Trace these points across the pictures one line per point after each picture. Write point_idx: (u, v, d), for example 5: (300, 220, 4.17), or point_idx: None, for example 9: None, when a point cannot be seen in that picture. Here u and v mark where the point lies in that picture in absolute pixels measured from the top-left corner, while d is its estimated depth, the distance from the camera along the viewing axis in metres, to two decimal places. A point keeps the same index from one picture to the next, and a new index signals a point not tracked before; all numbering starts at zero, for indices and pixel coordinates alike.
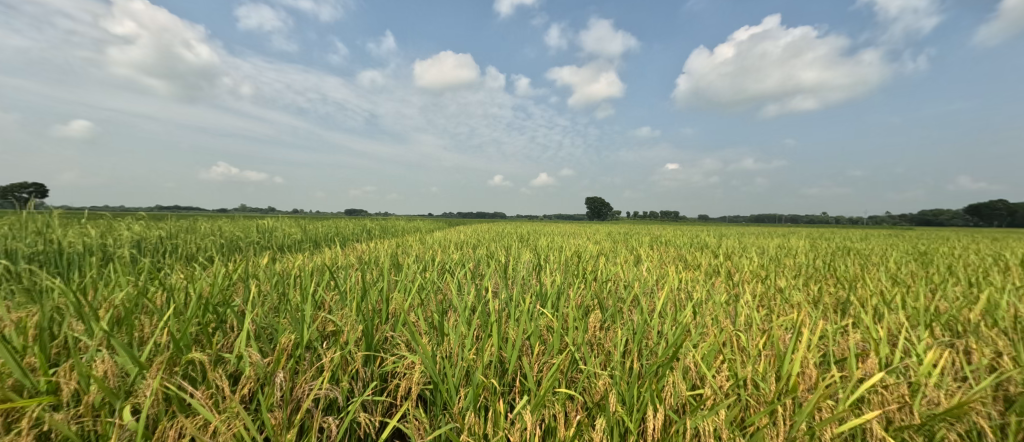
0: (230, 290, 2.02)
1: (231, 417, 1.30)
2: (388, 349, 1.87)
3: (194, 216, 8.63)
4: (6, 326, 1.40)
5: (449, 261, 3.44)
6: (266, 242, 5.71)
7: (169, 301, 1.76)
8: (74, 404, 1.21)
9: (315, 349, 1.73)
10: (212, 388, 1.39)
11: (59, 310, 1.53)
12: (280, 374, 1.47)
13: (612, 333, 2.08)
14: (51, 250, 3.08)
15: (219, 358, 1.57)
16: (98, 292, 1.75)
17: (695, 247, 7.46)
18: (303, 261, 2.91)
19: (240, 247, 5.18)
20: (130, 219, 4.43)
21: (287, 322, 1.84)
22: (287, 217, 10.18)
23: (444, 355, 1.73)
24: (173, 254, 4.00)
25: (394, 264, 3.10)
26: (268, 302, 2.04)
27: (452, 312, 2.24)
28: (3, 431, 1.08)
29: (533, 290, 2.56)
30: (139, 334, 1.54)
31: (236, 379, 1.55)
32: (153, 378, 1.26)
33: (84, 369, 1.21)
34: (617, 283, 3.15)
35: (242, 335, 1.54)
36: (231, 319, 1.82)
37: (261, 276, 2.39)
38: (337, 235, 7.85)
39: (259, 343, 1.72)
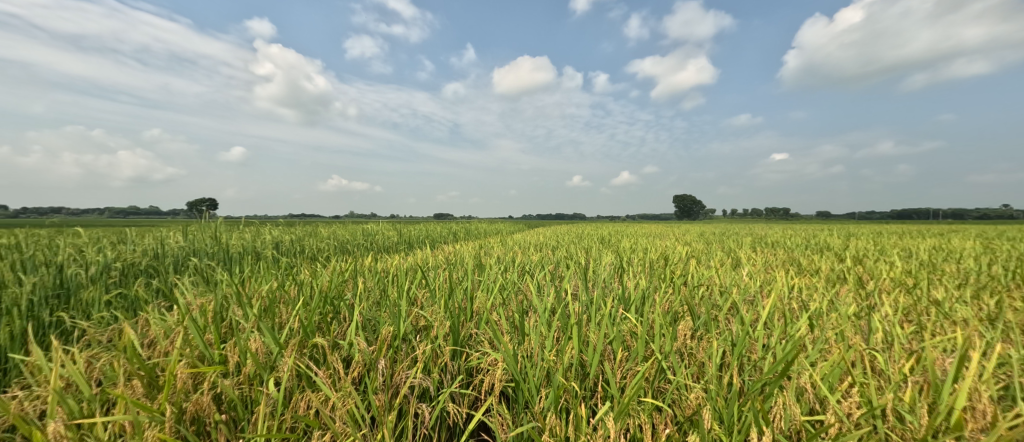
0: (343, 285, 2.33)
1: (345, 396, 1.50)
2: (473, 346, 2.01)
3: (312, 221, 10.01)
4: (193, 310, 1.81)
5: (529, 263, 3.54)
6: (370, 244, 6.38)
7: (300, 293, 2.09)
8: (236, 374, 1.52)
9: (410, 341, 1.92)
10: (330, 370, 1.62)
11: (226, 298, 1.93)
12: (382, 361, 1.67)
13: (706, 343, 1.96)
14: (218, 249, 3.84)
15: (335, 344, 1.83)
16: (251, 285, 2.16)
17: (811, 249, 6.62)
18: (399, 261, 3.23)
19: (349, 248, 5.88)
20: (271, 224, 5.32)
21: (388, 316, 2.06)
22: (385, 222, 11.27)
23: (526, 354, 1.81)
24: (299, 254, 4.70)
25: (477, 264, 3.29)
26: (372, 297, 2.31)
27: (533, 313, 2.32)
28: (193, 389, 1.40)
29: (615, 294, 2.53)
30: (278, 320, 1.87)
31: (348, 363, 1.79)
32: (288, 356, 1.53)
33: (242, 346, 1.52)
34: (711, 289, 2.96)
35: (352, 325, 1.78)
36: (344, 310, 2.10)
37: (367, 274, 2.71)
38: (428, 238, 8.46)
39: (365, 333, 1.96)
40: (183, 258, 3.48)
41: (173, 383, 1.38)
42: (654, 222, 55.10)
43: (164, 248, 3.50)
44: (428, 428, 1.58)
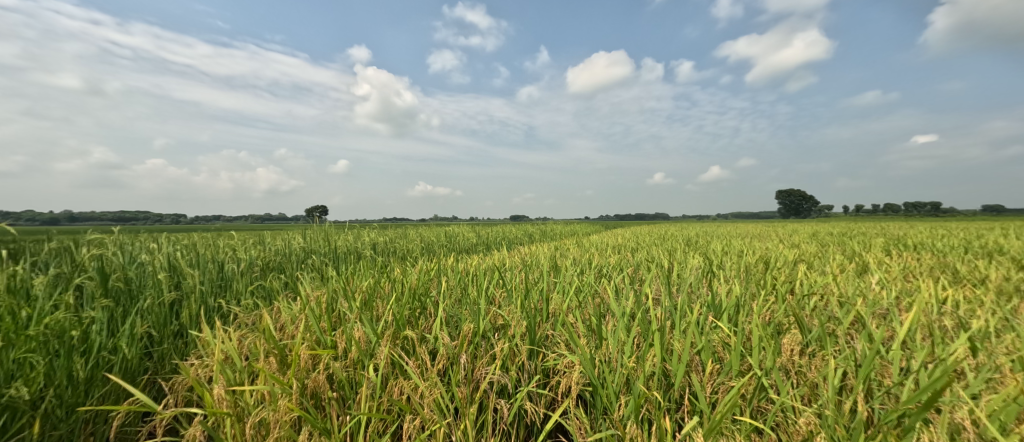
0: (428, 284, 2.52)
1: (432, 385, 1.61)
2: (549, 346, 2.05)
3: (401, 223, 10.91)
4: (310, 301, 2.12)
5: (606, 265, 3.49)
6: (452, 245, 6.73)
7: (392, 290, 2.32)
8: (344, 359, 1.75)
9: (489, 338, 2.01)
10: (419, 361, 1.77)
11: (334, 293, 2.23)
12: (463, 356, 1.78)
13: (820, 361, 1.76)
14: (327, 249, 4.37)
15: (423, 337, 1.99)
16: (354, 282, 2.44)
17: (967, 253, 5.47)
18: (479, 261, 3.39)
19: (434, 248, 6.28)
20: (368, 228, 5.91)
21: (468, 313, 2.18)
22: (465, 224, 11.84)
23: (603, 359, 1.79)
24: (392, 254, 5.13)
25: (553, 266, 3.32)
26: (454, 295, 2.46)
27: (610, 317, 2.29)
28: (312, 368, 1.68)
29: (704, 300, 2.38)
30: (376, 313, 2.09)
31: (434, 355, 1.93)
32: (383, 346, 1.71)
33: (348, 334, 1.75)
34: (826, 299, 2.63)
35: (437, 321, 1.92)
36: (430, 306, 2.26)
37: (450, 273, 2.89)
38: (505, 240, 8.68)
39: (449, 329, 2.10)
40: (300, 257, 4.03)
41: (298, 363, 1.65)
42: (747, 221, 50.39)
43: (283, 249, 4.08)
44: (506, 424, 1.65)
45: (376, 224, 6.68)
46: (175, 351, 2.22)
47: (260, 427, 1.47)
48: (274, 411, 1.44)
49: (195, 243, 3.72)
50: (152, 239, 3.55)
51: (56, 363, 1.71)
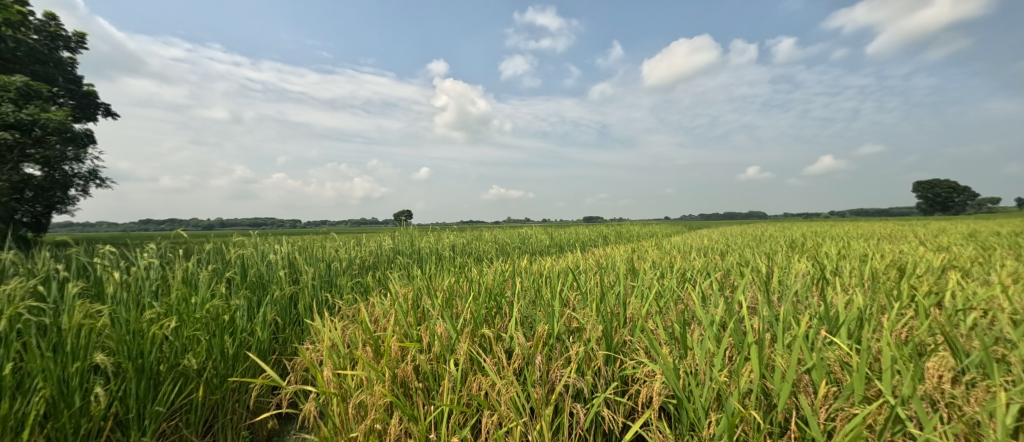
0: (503, 284, 2.60)
1: (508, 384, 1.65)
2: (627, 353, 1.99)
3: (477, 226, 11.35)
4: (398, 298, 2.35)
5: (689, 268, 3.29)
6: (525, 247, 6.79)
7: (469, 290, 2.44)
8: (429, 352, 1.89)
9: (564, 341, 2.02)
10: (496, 359, 1.84)
11: (419, 290, 2.42)
12: (538, 357, 1.80)
13: (984, 394, 1.45)
14: (410, 250, 4.71)
15: (499, 337, 2.05)
16: (435, 281, 2.61)
17: None
18: (552, 263, 3.40)
19: (508, 249, 6.42)
20: (449, 232, 6.23)
21: (543, 315, 2.19)
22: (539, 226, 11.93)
23: (688, 371, 1.69)
24: (469, 255, 5.34)
25: (630, 269, 3.21)
26: (528, 295, 2.49)
27: (695, 325, 2.16)
28: (401, 358, 1.85)
29: (814, 312, 2.11)
30: (455, 310, 2.22)
31: (509, 354, 1.98)
32: (463, 343, 1.80)
33: (432, 329, 1.89)
34: (991, 315, 2.15)
35: (512, 321, 1.97)
36: (505, 307, 2.33)
37: (525, 275, 2.95)
38: (579, 242, 8.55)
39: (524, 330, 2.15)
40: (388, 257, 4.38)
41: (390, 353, 1.83)
42: (861, 220, 43.94)
43: (374, 251, 4.47)
44: (583, 429, 1.64)
45: (454, 227, 7.01)
46: (294, 337, 2.61)
47: (360, 407, 1.68)
48: (371, 394, 1.64)
49: (304, 244, 4.25)
50: (273, 239, 4.12)
51: (214, 337, 2.21)
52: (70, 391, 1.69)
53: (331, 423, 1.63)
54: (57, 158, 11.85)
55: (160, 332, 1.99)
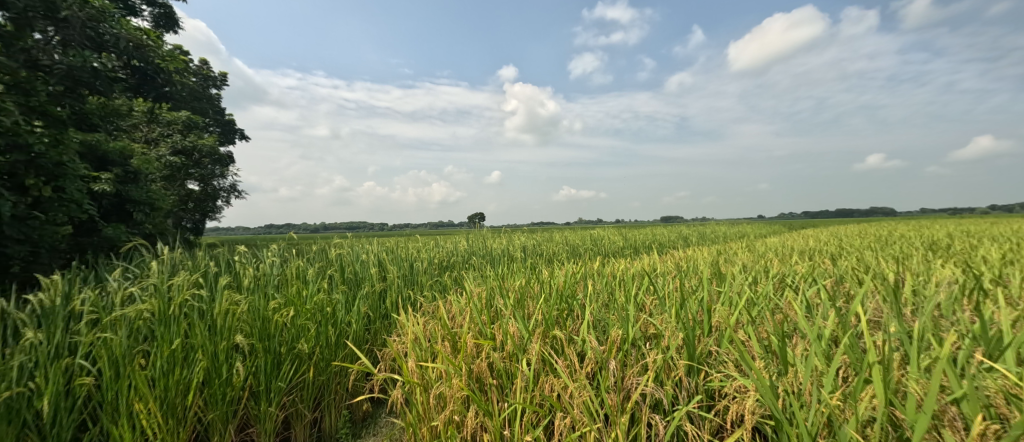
0: (574, 286, 2.57)
1: (580, 387, 1.63)
2: (712, 364, 1.85)
3: (549, 228, 11.38)
4: (473, 297, 2.45)
5: (787, 274, 2.95)
6: (598, 249, 6.64)
7: (540, 291, 2.45)
8: (502, 350, 1.95)
9: (640, 347, 1.94)
10: (568, 361, 1.83)
11: (492, 290, 2.49)
12: (613, 362, 1.76)
13: None
14: (483, 251, 4.87)
15: (571, 339, 2.03)
16: (508, 282, 2.67)
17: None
18: (626, 266, 3.29)
19: (579, 251, 6.34)
20: (521, 235, 6.32)
21: (616, 319, 2.12)
22: (614, 228, 11.60)
23: (788, 389, 1.52)
24: (539, 256, 5.38)
25: (714, 273, 2.99)
26: (600, 299, 2.44)
27: (796, 337, 1.93)
28: (476, 354, 1.94)
29: (958, 330, 1.76)
30: (527, 311, 2.27)
31: (582, 357, 1.96)
32: (534, 343, 1.83)
33: (504, 328, 1.96)
34: None
35: (584, 324, 1.94)
36: (576, 309, 2.31)
37: (596, 277, 2.90)
38: (655, 244, 8.15)
39: (597, 333, 2.10)
40: (463, 258, 4.57)
41: (466, 349, 1.93)
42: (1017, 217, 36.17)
43: (449, 252, 4.69)
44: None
45: (525, 229, 7.10)
46: (382, 329, 2.87)
47: (439, 398, 1.80)
48: (449, 387, 1.74)
49: (390, 245, 4.60)
50: (364, 241, 4.53)
51: (319, 327, 2.53)
52: (220, 362, 2.10)
53: (416, 410, 1.78)
54: (208, 177, 13.94)
55: (281, 319, 2.38)
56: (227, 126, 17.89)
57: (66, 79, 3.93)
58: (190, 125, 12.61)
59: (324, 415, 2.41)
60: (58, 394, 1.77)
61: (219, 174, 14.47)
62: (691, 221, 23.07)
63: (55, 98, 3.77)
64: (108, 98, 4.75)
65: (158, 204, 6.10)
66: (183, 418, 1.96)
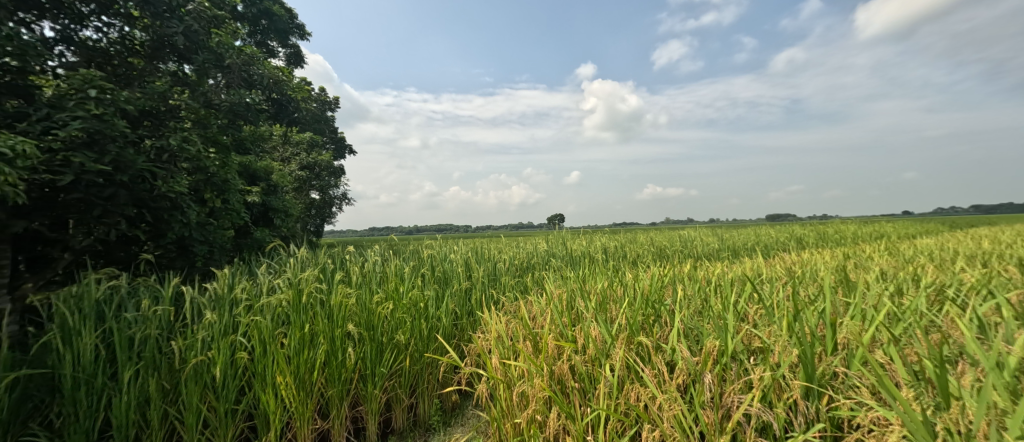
0: (662, 291, 2.42)
1: (671, 400, 1.54)
2: (838, 388, 1.58)
3: (635, 228, 10.91)
4: (554, 298, 2.45)
5: (943, 285, 2.42)
6: (690, 251, 6.18)
7: (625, 295, 2.36)
8: (585, 353, 1.92)
9: (742, 361, 1.74)
10: (656, 371, 1.74)
11: (572, 293, 2.47)
12: (709, 376, 1.61)
13: None
14: (564, 252, 4.85)
15: (659, 347, 1.92)
16: (589, 285, 2.62)
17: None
18: (723, 270, 3.02)
19: (667, 253, 5.98)
20: (603, 237, 6.17)
21: (711, 328, 1.93)
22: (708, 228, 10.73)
23: (947, 427, 1.24)
24: (623, 258, 5.19)
25: (838, 281, 2.58)
26: (693, 305, 2.24)
27: (963, 363, 1.56)
28: (557, 356, 1.95)
29: None
30: (609, 314, 2.23)
31: (672, 367, 1.84)
32: (618, 349, 1.77)
33: (586, 332, 1.93)
34: None
35: (674, 332, 1.81)
36: (664, 315, 2.17)
37: (687, 281, 2.70)
38: (759, 244, 7.33)
39: (688, 343, 1.93)
40: (543, 259, 4.59)
41: (548, 350, 1.95)
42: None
43: (530, 253, 4.75)
44: None
45: (607, 230, 6.92)
46: (468, 326, 3.03)
47: (522, 397, 1.86)
48: (531, 386, 1.78)
49: (476, 246, 4.80)
50: (452, 242, 4.79)
51: (414, 320, 2.74)
52: (334, 348, 2.39)
53: (500, 405, 1.87)
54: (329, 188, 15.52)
55: (382, 312, 2.62)
56: (340, 142, 20.02)
57: (228, 112, 4.60)
58: (314, 144, 14.44)
59: (419, 401, 2.63)
60: (225, 363, 2.21)
61: (336, 184, 16.12)
62: (802, 219, 20.41)
63: (221, 128, 4.52)
64: (256, 126, 5.59)
65: (291, 211, 7.09)
66: (310, 392, 2.31)
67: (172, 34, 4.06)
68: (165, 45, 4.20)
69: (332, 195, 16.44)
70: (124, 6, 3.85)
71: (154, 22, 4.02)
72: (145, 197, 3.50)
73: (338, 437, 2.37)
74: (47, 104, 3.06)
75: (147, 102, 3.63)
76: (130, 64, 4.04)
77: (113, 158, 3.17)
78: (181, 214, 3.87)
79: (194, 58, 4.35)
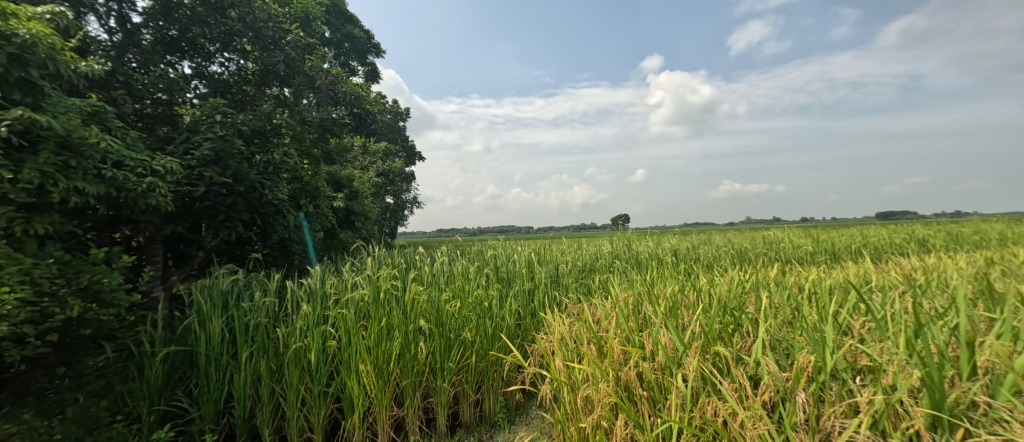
0: (744, 297, 2.22)
1: (754, 417, 1.41)
2: (977, 420, 1.30)
3: (712, 228, 10.19)
4: (621, 302, 2.38)
5: None
6: (777, 253, 5.64)
7: (699, 301, 2.21)
8: (653, 360, 1.85)
9: (844, 381, 1.50)
10: (736, 384, 1.61)
11: (640, 296, 2.39)
12: (802, 395, 1.43)
13: None
14: (632, 254, 4.70)
15: (739, 358, 1.77)
16: (659, 288, 2.52)
17: None
18: (818, 275, 2.71)
19: (749, 255, 5.53)
20: (675, 239, 5.89)
21: (803, 340, 1.72)
22: (800, 227, 9.70)
23: None
24: (697, 260, 4.91)
25: (975, 291, 2.17)
26: (781, 314, 2.00)
27: None
28: (623, 361, 1.90)
29: None
30: (682, 321, 2.12)
31: (755, 381, 1.66)
32: (691, 358, 1.67)
33: (655, 338, 1.85)
34: None
35: (758, 343, 1.62)
36: (746, 324, 1.98)
37: (772, 285, 2.47)
38: (866, 245, 6.45)
39: (776, 356, 1.72)
40: (609, 260, 4.50)
41: (613, 355, 1.91)
42: None
43: (594, 255, 4.66)
44: None
45: (678, 231, 6.60)
46: (532, 326, 3.06)
47: (587, 401, 1.84)
48: (596, 391, 1.77)
49: (539, 247, 4.84)
50: (515, 243, 4.88)
51: (480, 319, 2.83)
52: (408, 343, 2.55)
53: (564, 408, 1.88)
54: (401, 193, 16.64)
55: (450, 309, 2.74)
56: (411, 150, 21.10)
57: (319, 127, 5.08)
58: (389, 152, 15.47)
59: (485, 398, 2.71)
60: (318, 349, 2.46)
61: (407, 188, 17.05)
62: (920, 216, 17.62)
63: (313, 142, 5.02)
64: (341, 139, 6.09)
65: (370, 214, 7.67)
66: (387, 382, 2.48)
67: (275, 61, 4.57)
68: (271, 73, 4.73)
69: (405, 199, 17.51)
70: (241, 42, 4.48)
71: (262, 53, 4.60)
72: (256, 203, 3.98)
73: (411, 425, 2.51)
74: (187, 128, 3.69)
75: (258, 122, 4.10)
76: (245, 91, 4.63)
77: (233, 171, 3.69)
78: (283, 218, 4.34)
79: (292, 81, 4.86)
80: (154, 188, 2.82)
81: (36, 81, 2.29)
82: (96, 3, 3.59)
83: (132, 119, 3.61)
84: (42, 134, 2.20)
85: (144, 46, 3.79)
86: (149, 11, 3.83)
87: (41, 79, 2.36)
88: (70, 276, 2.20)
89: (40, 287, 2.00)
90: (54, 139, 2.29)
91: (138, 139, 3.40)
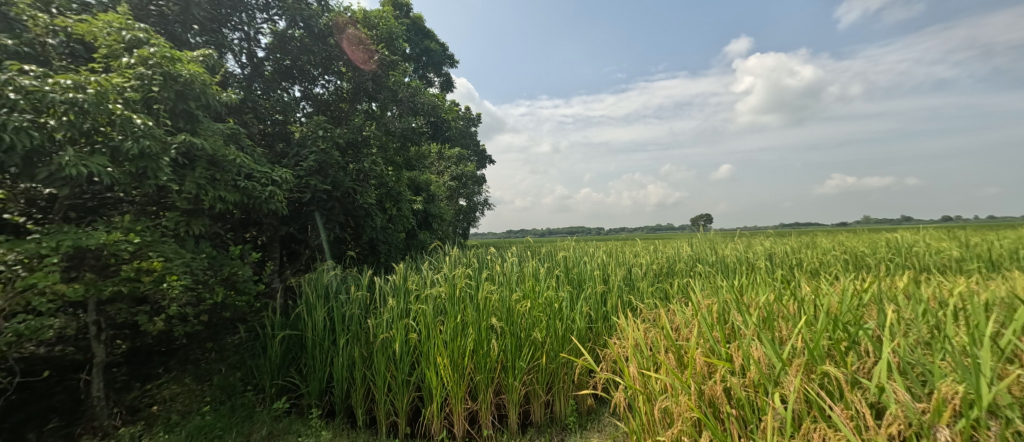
0: (860, 310, 1.94)
1: None
2: None
3: (817, 229, 9.07)
4: (705, 310, 2.23)
5: None
6: (902, 259, 4.86)
7: (802, 313, 1.98)
8: (744, 375, 1.70)
9: (1006, 419, 1.24)
10: (850, 410, 1.42)
11: (729, 305, 2.21)
12: (944, 431, 1.21)
13: None
14: (716, 256, 4.39)
15: (856, 381, 1.55)
16: (752, 298, 2.30)
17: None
18: (962, 285, 2.25)
19: (864, 260, 4.84)
20: (767, 241, 5.38)
21: (946, 366, 1.44)
22: (934, 228, 8.22)
23: None
24: (794, 265, 4.44)
25: None
26: (913, 332, 1.71)
27: None
28: (709, 374, 1.78)
29: None
30: (779, 334, 1.92)
31: (877, 409, 1.45)
32: (792, 376, 1.51)
33: (746, 351, 1.69)
34: None
35: (883, 365, 1.40)
36: (865, 341, 1.72)
37: (893, 297, 2.13)
38: None
39: (906, 382, 1.48)
40: (688, 264, 4.25)
41: (695, 367, 1.81)
42: None
43: (671, 258, 4.42)
44: None
45: (772, 233, 6.00)
46: (603, 330, 3.01)
47: (666, 413, 1.77)
48: (675, 403, 1.69)
49: (611, 249, 4.71)
50: (587, 244, 4.82)
51: (551, 320, 2.81)
52: (483, 341, 2.63)
53: (640, 418, 1.83)
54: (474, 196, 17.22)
55: (521, 309, 2.77)
56: (482, 154, 21.70)
57: (402, 136, 5.28)
58: (462, 157, 16.11)
59: (556, 399, 2.71)
60: (401, 341, 2.64)
61: (479, 191, 17.55)
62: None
63: (397, 150, 5.39)
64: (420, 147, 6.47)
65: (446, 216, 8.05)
66: (462, 375, 2.59)
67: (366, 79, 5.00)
68: (361, 90, 5.20)
69: (477, 201, 18.12)
70: (338, 65, 4.99)
71: (354, 73, 5.07)
72: (350, 206, 4.38)
73: (484, 420, 2.59)
74: (298, 143, 4.19)
75: (352, 135, 4.53)
76: (342, 108, 5.16)
77: (332, 179, 4.13)
78: (372, 220, 4.71)
79: (378, 96, 5.26)
80: (274, 196, 3.22)
81: (194, 110, 2.75)
82: (232, 43, 4.24)
83: (258, 138, 4.22)
84: (197, 153, 2.64)
85: (266, 76, 4.43)
86: (270, 46, 4.46)
87: (196, 109, 2.81)
88: (216, 268, 2.61)
89: (197, 277, 2.41)
90: (205, 158, 2.72)
91: (261, 154, 3.97)
